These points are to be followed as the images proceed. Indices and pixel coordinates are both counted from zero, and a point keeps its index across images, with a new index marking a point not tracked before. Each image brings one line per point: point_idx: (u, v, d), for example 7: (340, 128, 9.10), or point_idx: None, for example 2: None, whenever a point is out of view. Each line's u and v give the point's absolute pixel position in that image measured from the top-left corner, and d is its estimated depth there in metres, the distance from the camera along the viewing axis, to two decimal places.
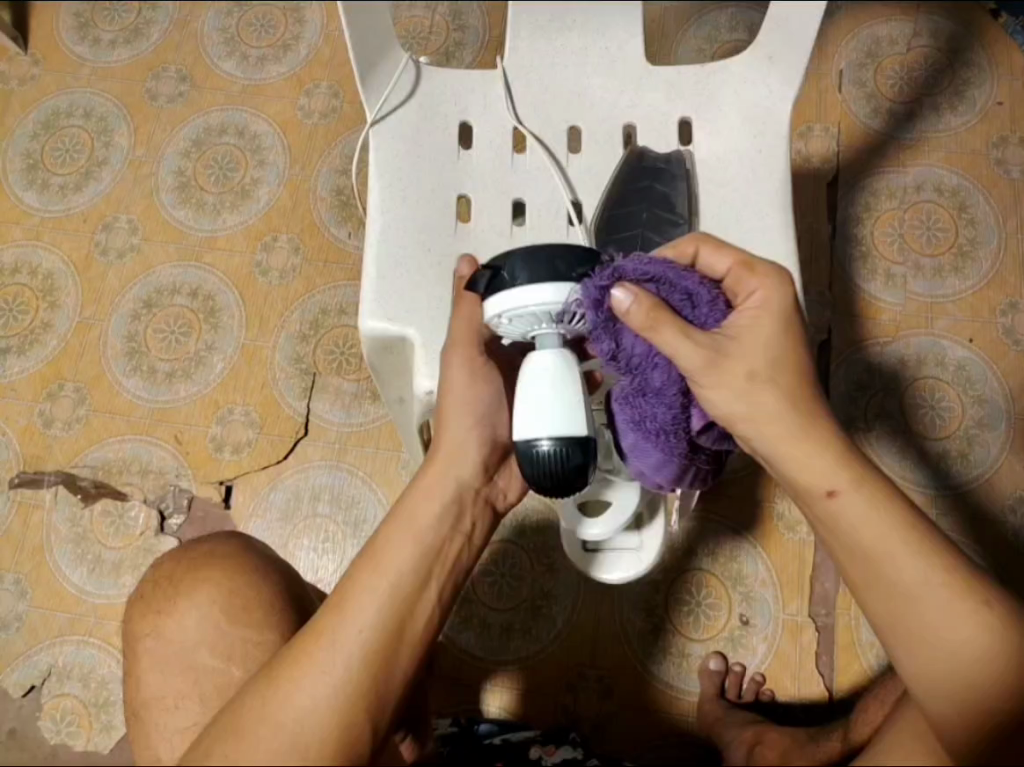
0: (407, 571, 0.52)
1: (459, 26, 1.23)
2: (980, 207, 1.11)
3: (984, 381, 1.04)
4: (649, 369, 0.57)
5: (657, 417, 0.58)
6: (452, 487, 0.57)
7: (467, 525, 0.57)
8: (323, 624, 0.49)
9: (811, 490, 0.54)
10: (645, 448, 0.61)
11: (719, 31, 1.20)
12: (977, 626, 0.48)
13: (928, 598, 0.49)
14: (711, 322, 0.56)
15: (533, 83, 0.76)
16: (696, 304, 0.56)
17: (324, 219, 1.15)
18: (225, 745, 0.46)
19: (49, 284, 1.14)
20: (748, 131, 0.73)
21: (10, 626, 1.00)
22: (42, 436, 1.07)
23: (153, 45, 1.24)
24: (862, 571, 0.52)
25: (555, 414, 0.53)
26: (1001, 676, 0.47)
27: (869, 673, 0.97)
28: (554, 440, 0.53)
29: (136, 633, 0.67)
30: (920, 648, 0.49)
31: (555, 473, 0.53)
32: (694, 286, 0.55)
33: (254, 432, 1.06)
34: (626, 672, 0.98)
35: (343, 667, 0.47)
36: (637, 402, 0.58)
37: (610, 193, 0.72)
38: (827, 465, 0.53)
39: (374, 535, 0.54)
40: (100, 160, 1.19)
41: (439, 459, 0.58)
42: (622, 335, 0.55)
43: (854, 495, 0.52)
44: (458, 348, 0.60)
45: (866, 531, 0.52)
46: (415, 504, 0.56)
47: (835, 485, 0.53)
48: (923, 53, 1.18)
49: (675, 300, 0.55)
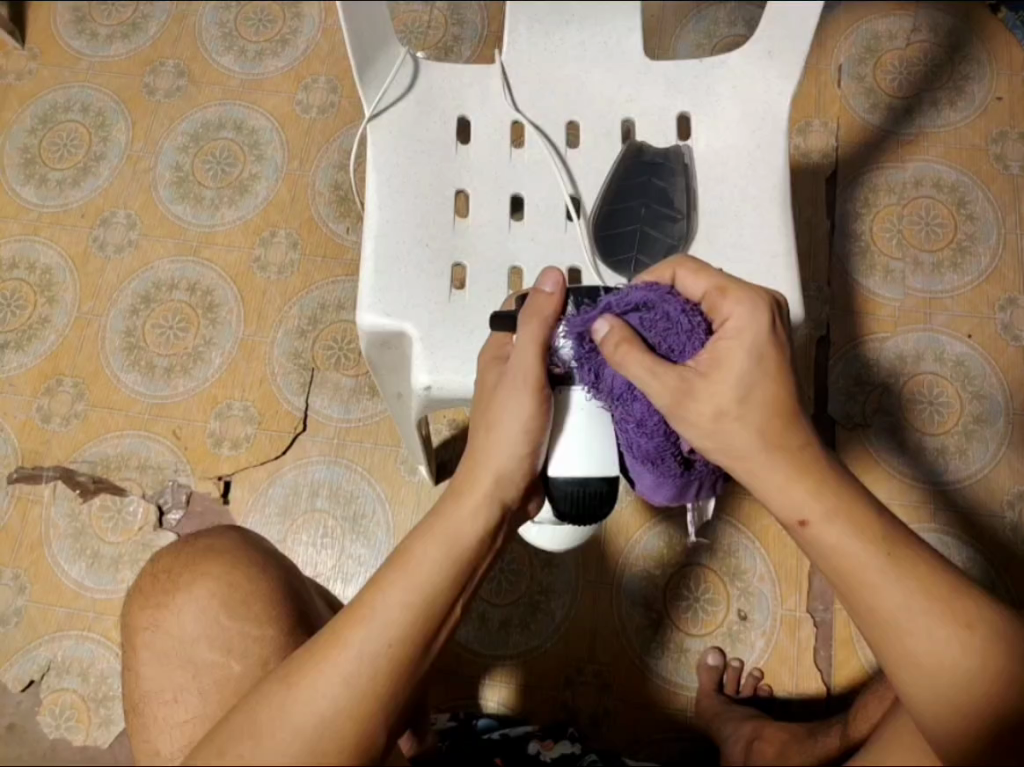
0: (438, 583, 0.51)
1: (458, 20, 1.23)
2: (980, 203, 1.11)
3: (982, 376, 1.04)
4: (629, 400, 0.56)
5: (642, 444, 0.57)
6: (494, 508, 0.55)
7: (498, 541, 0.56)
8: (346, 630, 0.48)
9: (785, 520, 0.53)
10: (640, 472, 0.60)
11: (718, 26, 1.20)
12: (951, 631, 0.47)
13: (903, 605, 0.48)
14: (688, 352, 0.54)
15: (531, 78, 0.76)
16: (676, 331, 0.54)
17: (323, 214, 1.15)
18: (238, 743, 0.46)
19: (47, 279, 1.14)
20: (747, 126, 0.73)
21: (9, 620, 1.00)
22: (41, 431, 1.07)
23: (151, 39, 1.24)
24: (837, 584, 0.51)
25: (574, 456, 0.57)
26: (982, 680, 0.46)
27: (867, 668, 0.97)
28: (570, 481, 0.57)
29: (135, 627, 0.67)
30: (897, 658, 0.48)
31: (577, 500, 0.58)
32: (675, 313, 0.54)
33: (253, 427, 1.06)
34: (624, 667, 0.99)
35: (366, 677, 0.47)
36: (624, 430, 0.58)
37: (609, 188, 0.73)
38: (801, 497, 0.52)
39: (407, 541, 0.53)
40: (98, 154, 1.19)
41: (484, 479, 0.55)
42: (603, 367, 0.56)
43: (828, 525, 0.51)
44: (524, 367, 0.56)
45: (846, 556, 0.50)
46: (450, 518, 0.54)
47: (805, 517, 0.52)
48: (922, 48, 1.18)
49: (656, 328, 0.54)
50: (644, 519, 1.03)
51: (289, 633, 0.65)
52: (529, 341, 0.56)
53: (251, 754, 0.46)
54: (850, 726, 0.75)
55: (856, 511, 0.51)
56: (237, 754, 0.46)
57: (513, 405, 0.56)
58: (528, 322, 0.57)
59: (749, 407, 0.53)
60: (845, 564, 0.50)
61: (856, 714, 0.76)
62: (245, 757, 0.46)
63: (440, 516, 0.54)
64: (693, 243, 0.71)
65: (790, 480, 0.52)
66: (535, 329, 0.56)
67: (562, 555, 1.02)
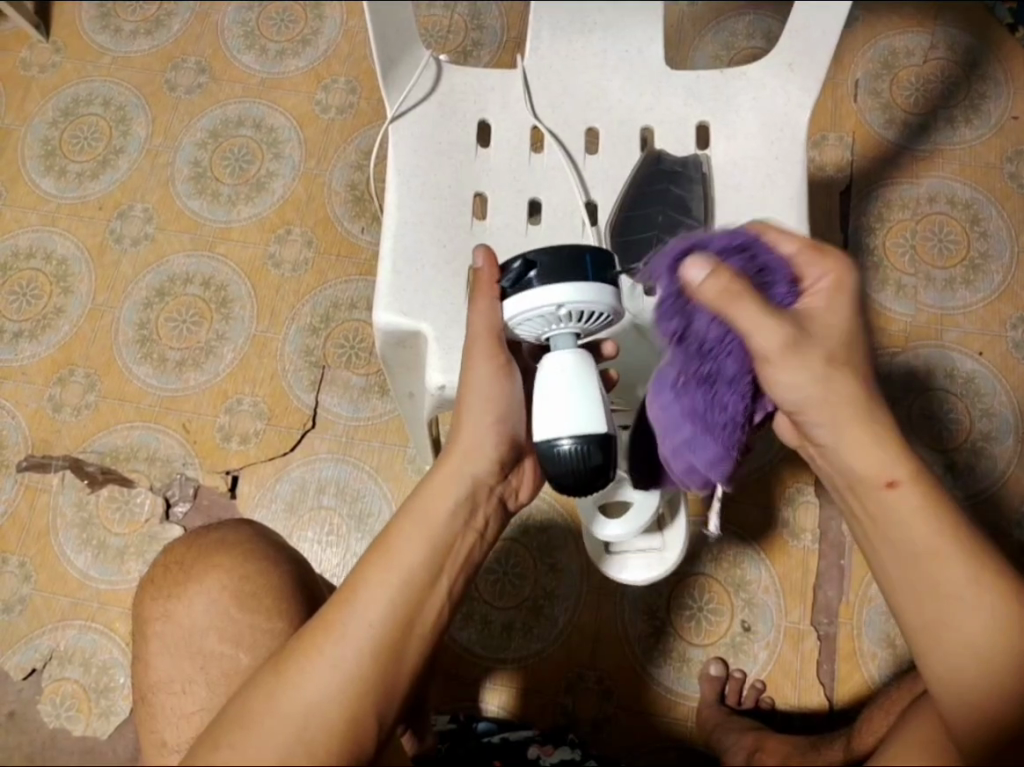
0: (419, 566, 0.52)
1: (478, 25, 1.24)
2: (993, 220, 1.11)
3: (994, 394, 1.04)
4: (722, 356, 0.56)
5: (727, 406, 0.57)
6: (464, 485, 0.58)
7: (479, 521, 0.58)
8: (332, 616, 0.50)
9: (868, 481, 0.54)
10: (701, 441, 0.59)
11: (736, 39, 1.20)
12: (992, 623, 0.48)
13: (957, 585, 0.49)
14: (785, 303, 0.55)
15: (552, 84, 0.76)
16: (772, 282, 0.56)
17: (338, 214, 1.15)
18: (230, 734, 0.46)
19: (63, 271, 1.15)
20: (765, 138, 0.73)
21: (13, 608, 1.00)
22: (52, 420, 1.08)
23: (174, 36, 1.25)
24: (896, 558, 0.52)
25: (576, 416, 0.56)
26: (1003, 679, 0.47)
27: (869, 684, 0.96)
28: (574, 438, 0.56)
29: (147, 617, 0.67)
30: (929, 636, 0.50)
31: (577, 466, 0.56)
32: (772, 264, 0.56)
33: (262, 423, 1.07)
34: (626, 674, 0.98)
35: (352, 661, 0.48)
36: (702, 393, 0.57)
37: (628, 193, 0.73)
38: (872, 469, 0.53)
39: (385, 530, 0.55)
40: (117, 148, 1.20)
41: (454, 457, 0.59)
42: (695, 315, 0.56)
43: (914, 487, 0.52)
44: (477, 348, 0.60)
45: (913, 530, 0.51)
46: (425, 500, 0.56)
47: (895, 477, 0.52)
48: (939, 65, 1.18)
49: (754, 277, 0.56)
50: None
51: (298, 628, 0.65)
52: (481, 317, 0.60)
53: (242, 745, 0.46)
54: (854, 740, 0.75)
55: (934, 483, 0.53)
56: (229, 746, 0.46)
57: (474, 378, 0.60)
58: (479, 300, 0.60)
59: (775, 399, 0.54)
60: (915, 529, 0.51)
61: (862, 727, 0.76)
62: (238, 747, 0.46)
63: (415, 503, 0.56)
64: None
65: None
66: (486, 308, 0.60)
67: (566, 560, 1.02)
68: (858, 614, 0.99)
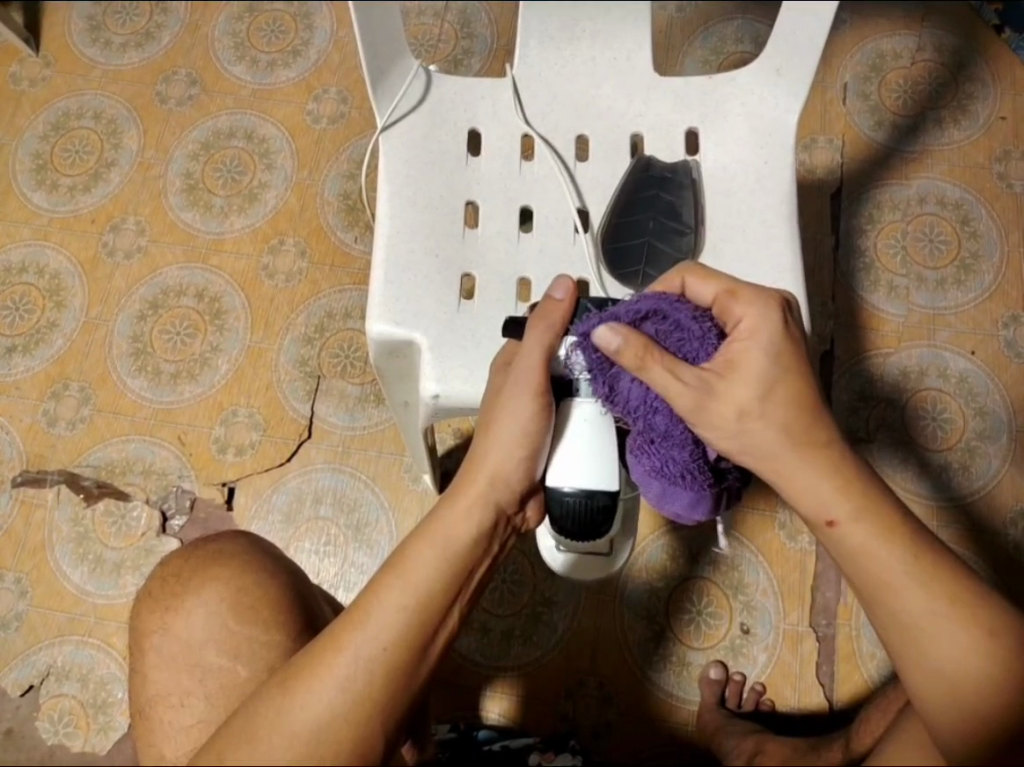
0: (435, 589, 0.52)
1: (468, 33, 1.24)
2: (983, 221, 1.12)
3: (986, 392, 1.04)
4: (650, 414, 0.56)
5: (675, 459, 0.57)
6: (488, 510, 0.57)
7: (494, 546, 0.58)
8: (342, 634, 0.50)
9: (813, 521, 0.55)
10: (674, 492, 0.60)
11: (725, 44, 1.21)
12: (974, 638, 0.49)
13: (929, 612, 0.50)
14: (703, 355, 0.56)
15: (541, 93, 0.76)
16: (687, 338, 0.56)
17: (331, 223, 1.15)
18: (236, 749, 0.47)
19: (55, 285, 1.15)
20: (755, 143, 0.74)
21: (9, 625, 1.00)
22: (46, 435, 1.08)
23: (164, 48, 1.26)
24: (864, 591, 0.53)
25: (583, 466, 0.58)
26: (994, 688, 0.48)
27: (869, 684, 0.96)
28: (578, 488, 0.58)
29: (144, 629, 0.67)
30: (910, 659, 0.50)
31: (581, 513, 0.59)
32: (686, 318, 0.56)
33: (258, 434, 1.07)
34: (626, 682, 0.98)
35: (361, 683, 0.48)
36: (651, 452, 0.58)
37: (618, 202, 0.72)
38: (831, 495, 0.54)
39: (403, 546, 0.54)
40: (109, 161, 1.20)
41: (480, 481, 0.57)
42: (618, 378, 0.56)
43: (856, 524, 0.53)
44: (524, 380, 0.57)
45: (871, 558, 0.52)
46: (444, 523, 0.55)
47: (834, 516, 0.54)
48: (927, 66, 1.19)
49: (666, 335, 0.56)
50: (646, 532, 1.03)
51: (296, 639, 0.65)
52: (530, 345, 0.58)
53: (248, 758, 0.46)
54: (853, 741, 0.75)
55: (887, 513, 0.53)
56: (234, 759, 0.47)
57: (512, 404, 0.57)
58: (535, 328, 0.58)
59: (767, 398, 0.55)
60: (872, 564, 0.52)
61: (861, 728, 0.76)
62: (244, 761, 0.46)
63: (437, 520, 0.56)
64: (701, 256, 0.71)
65: (819, 479, 0.54)
66: (536, 338, 0.58)
67: None
68: (856, 615, 0.99)
